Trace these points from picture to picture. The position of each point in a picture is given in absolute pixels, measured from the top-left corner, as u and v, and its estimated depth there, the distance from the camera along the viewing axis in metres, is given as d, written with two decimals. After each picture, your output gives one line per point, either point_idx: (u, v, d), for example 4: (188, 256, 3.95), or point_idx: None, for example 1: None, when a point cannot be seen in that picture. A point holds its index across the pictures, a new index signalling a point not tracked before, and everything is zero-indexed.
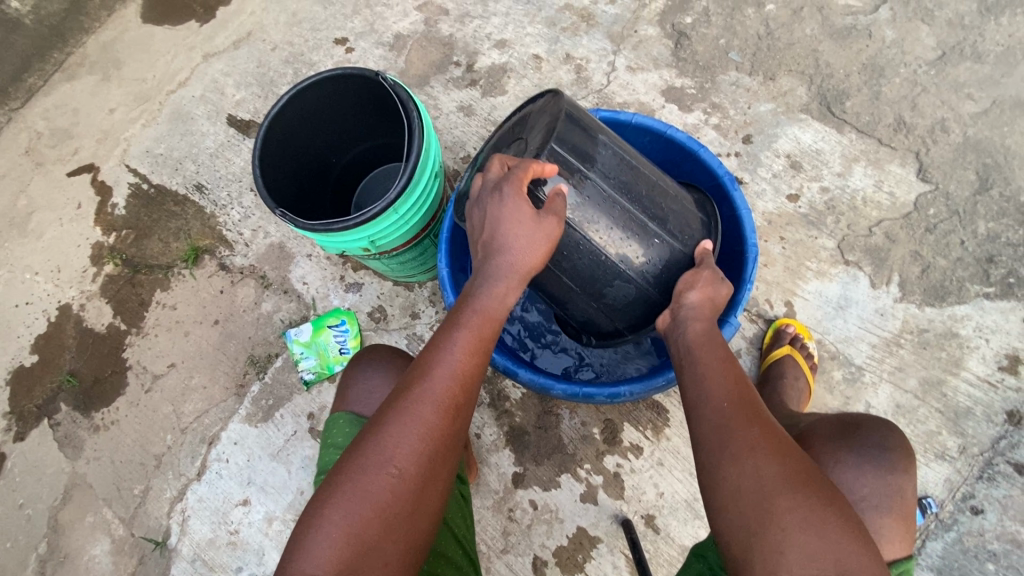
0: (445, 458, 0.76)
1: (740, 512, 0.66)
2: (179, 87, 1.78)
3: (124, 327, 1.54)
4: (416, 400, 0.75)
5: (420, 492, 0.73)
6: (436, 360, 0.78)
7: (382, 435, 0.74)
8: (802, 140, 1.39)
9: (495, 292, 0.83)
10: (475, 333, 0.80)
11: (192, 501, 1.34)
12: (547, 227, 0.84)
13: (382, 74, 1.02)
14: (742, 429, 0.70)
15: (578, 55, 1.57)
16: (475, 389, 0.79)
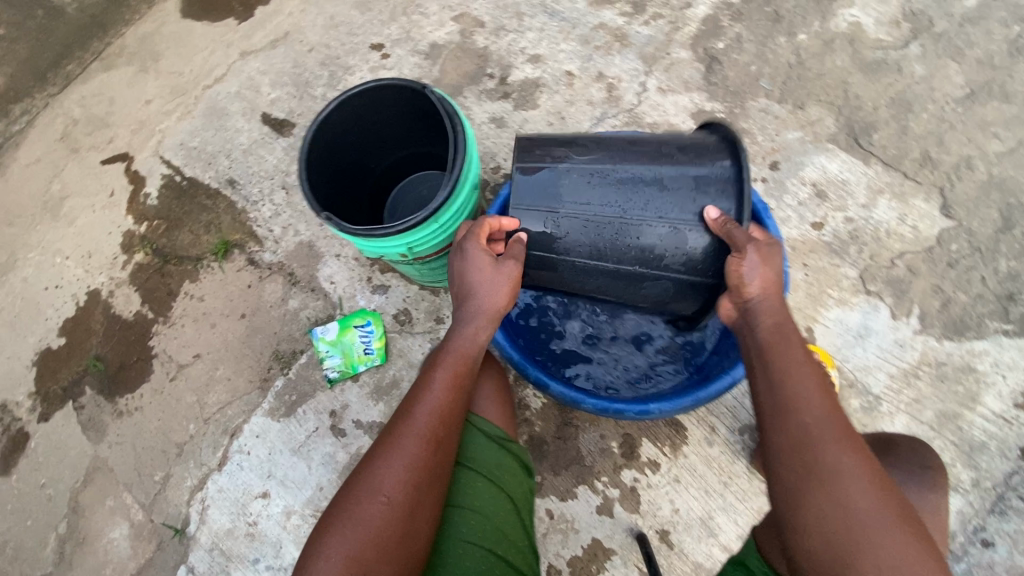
0: (432, 482, 0.84)
1: (828, 537, 0.71)
2: (215, 83, 1.81)
3: (151, 316, 1.56)
4: (403, 433, 0.85)
5: (408, 515, 0.81)
6: (420, 397, 0.89)
7: (375, 466, 0.83)
8: (828, 169, 1.41)
9: (467, 334, 0.95)
10: (452, 372, 0.91)
11: (212, 490, 1.37)
12: (506, 272, 0.96)
13: (429, 87, 1.05)
14: (833, 455, 0.73)
15: (610, 74, 1.60)
16: (454, 421, 0.88)
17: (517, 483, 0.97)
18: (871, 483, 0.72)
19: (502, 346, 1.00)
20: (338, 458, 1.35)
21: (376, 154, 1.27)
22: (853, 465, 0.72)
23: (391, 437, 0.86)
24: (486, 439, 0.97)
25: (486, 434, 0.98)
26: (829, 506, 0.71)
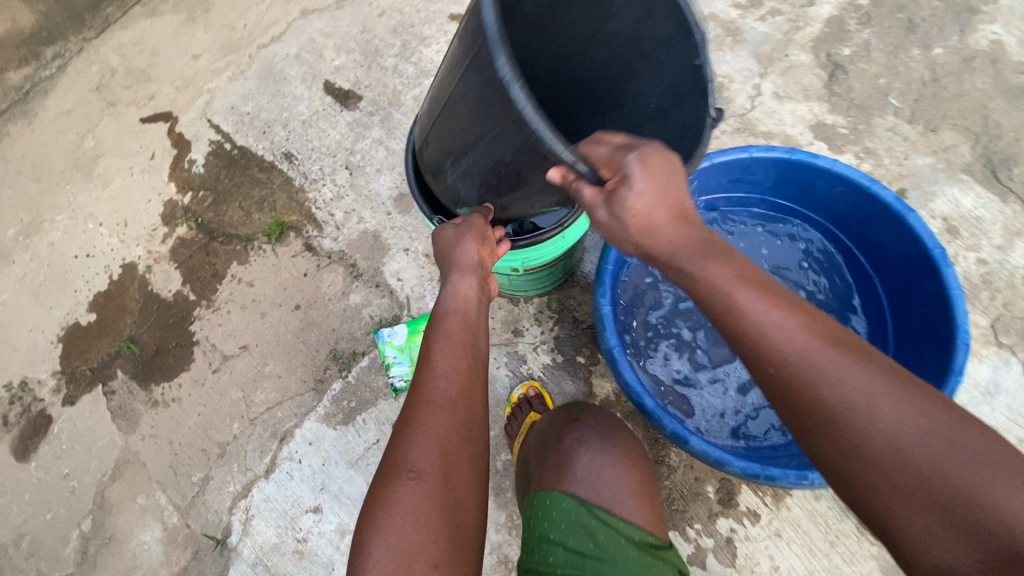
0: (463, 441, 0.67)
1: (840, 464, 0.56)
2: (272, 42, 1.62)
3: (193, 298, 1.42)
4: (414, 402, 0.71)
5: (446, 480, 0.64)
6: (424, 363, 0.76)
7: (394, 445, 0.68)
8: (961, 204, 1.28)
9: (450, 294, 0.86)
10: (449, 330, 0.80)
11: (257, 499, 1.25)
12: (469, 224, 0.89)
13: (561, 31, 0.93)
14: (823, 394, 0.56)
15: (720, 73, 1.44)
16: (468, 374, 0.74)
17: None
18: (891, 402, 0.53)
19: (634, 388, 0.87)
20: None
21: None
22: (862, 389, 0.55)
23: (405, 413, 0.71)
24: (636, 554, 0.76)
25: (634, 544, 0.77)
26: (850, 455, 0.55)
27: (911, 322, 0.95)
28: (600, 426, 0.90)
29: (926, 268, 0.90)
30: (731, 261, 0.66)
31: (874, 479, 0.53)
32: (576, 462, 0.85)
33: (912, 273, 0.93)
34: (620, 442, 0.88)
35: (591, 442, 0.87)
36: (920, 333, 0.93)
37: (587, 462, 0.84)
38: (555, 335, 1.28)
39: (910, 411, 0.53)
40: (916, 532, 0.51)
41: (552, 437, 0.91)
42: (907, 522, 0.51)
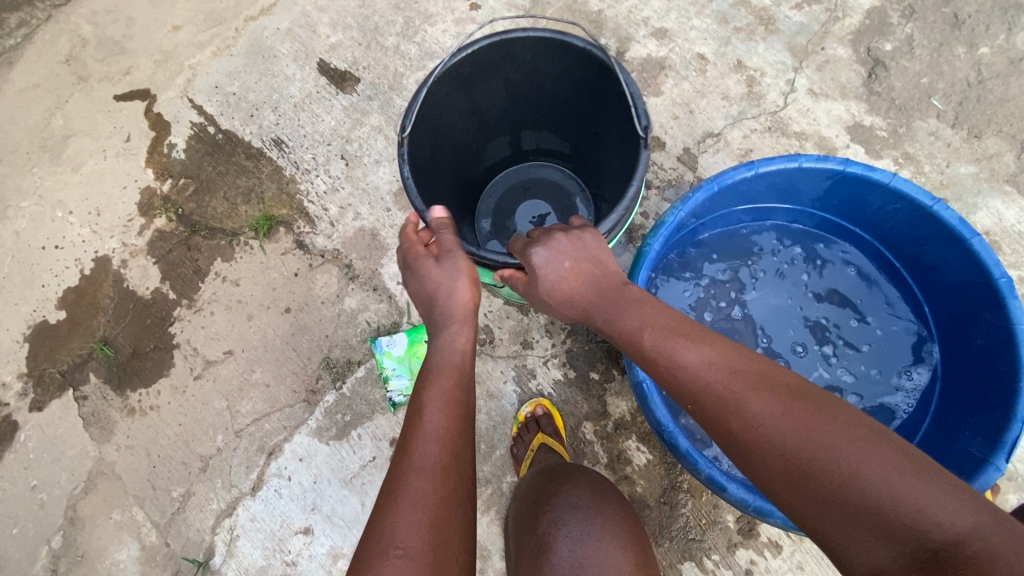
0: (453, 513, 0.60)
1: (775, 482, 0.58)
2: (261, 14, 1.48)
3: (173, 297, 1.30)
4: (400, 467, 0.63)
5: (437, 560, 0.56)
6: (412, 419, 0.68)
7: (378, 517, 0.59)
8: (1004, 217, 1.20)
9: (444, 343, 0.78)
10: (442, 383, 0.72)
11: (243, 518, 1.16)
12: (454, 264, 0.81)
13: (545, 79, 0.91)
14: (732, 423, 0.61)
15: (751, 65, 1.33)
16: (464, 437, 0.66)
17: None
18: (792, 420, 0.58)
19: (666, 427, 0.81)
20: None
21: (513, 171, 1.14)
22: (767, 413, 0.59)
23: (391, 479, 0.62)
24: None
25: None
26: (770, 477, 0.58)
27: (965, 355, 0.88)
28: (584, 499, 0.79)
29: (988, 299, 0.82)
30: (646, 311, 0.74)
31: (793, 495, 0.56)
32: (558, 552, 0.74)
33: (972, 305, 0.85)
34: (609, 521, 0.77)
35: (572, 526, 0.75)
36: (977, 369, 0.85)
37: (568, 554, 0.73)
38: (567, 349, 1.18)
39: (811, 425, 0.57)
40: (839, 539, 0.53)
41: (531, 516, 0.81)
42: (832, 531, 0.54)
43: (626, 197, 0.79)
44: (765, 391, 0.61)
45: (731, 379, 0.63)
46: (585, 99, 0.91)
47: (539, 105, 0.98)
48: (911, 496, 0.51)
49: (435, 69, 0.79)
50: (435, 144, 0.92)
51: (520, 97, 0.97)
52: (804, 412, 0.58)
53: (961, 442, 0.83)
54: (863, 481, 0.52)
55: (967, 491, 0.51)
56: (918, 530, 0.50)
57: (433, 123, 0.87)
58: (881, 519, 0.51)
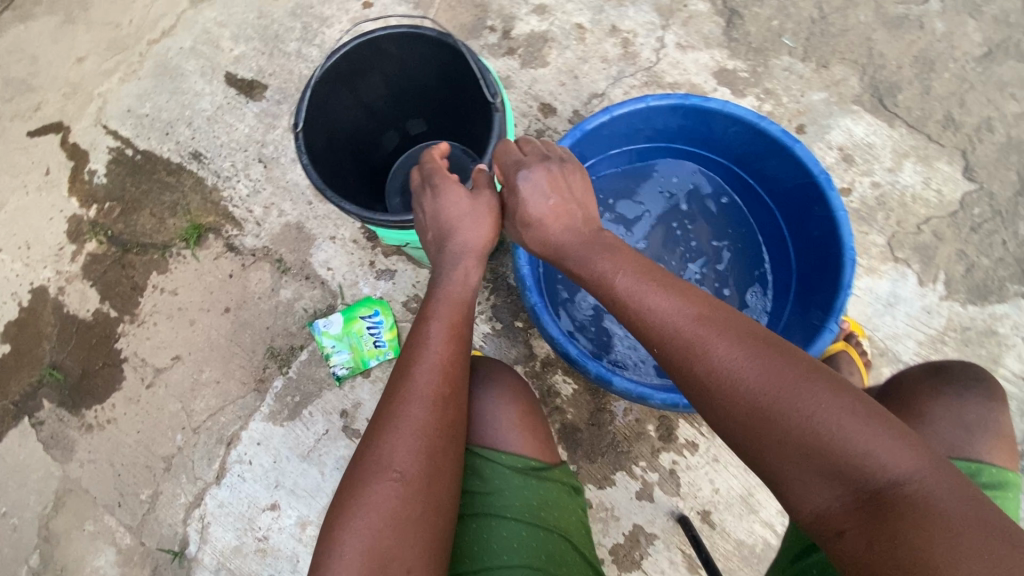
0: (447, 444, 0.72)
1: (736, 422, 0.64)
2: (163, 36, 1.53)
3: (115, 314, 1.36)
4: (398, 403, 0.73)
5: (430, 485, 0.69)
6: (413, 356, 0.77)
7: (378, 441, 0.71)
8: (854, 132, 1.36)
9: (457, 277, 0.86)
10: (444, 317, 0.81)
11: (212, 506, 1.24)
12: (486, 203, 0.89)
13: (418, 70, 0.98)
14: (698, 366, 0.66)
15: (625, 28, 1.46)
16: (460, 377, 0.77)
17: (578, 530, 0.82)
18: (756, 371, 0.62)
19: (557, 339, 0.92)
20: None
21: (412, 151, 1.19)
22: (731, 360, 0.64)
23: (392, 410, 0.73)
24: (520, 480, 0.80)
25: (517, 472, 0.81)
26: (732, 423, 0.64)
27: (806, 248, 1.03)
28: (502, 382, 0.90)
29: (815, 194, 0.97)
30: (616, 257, 0.78)
31: (757, 441, 0.62)
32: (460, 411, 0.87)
33: (804, 202, 1.00)
34: (510, 386, 0.91)
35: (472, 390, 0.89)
36: (814, 258, 1.00)
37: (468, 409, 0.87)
38: (492, 304, 1.30)
39: (774, 372, 0.62)
40: (794, 484, 0.61)
41: None
42: (787, 475, 0.61)
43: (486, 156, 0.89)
44: (731, 340, 0.65)
45: (699, 327, 0.67)
46: (456, 84, 0.99)
47: (419, 97, 1.06)
48: (864, 442, 0.58)
49: (312, 71, 0.85)
50: (331, 139, 0.97)
51: (401, 93, 1.04)
52: (767, 360, 0.63)
53: (809, 317, 0.98)
54: (823, 429, 0.59)
55: (914, 439, 0.59)
56: (869, 474, 0.57)
57: (323, 124, 0.93)
58: (834, 462, 0.58)
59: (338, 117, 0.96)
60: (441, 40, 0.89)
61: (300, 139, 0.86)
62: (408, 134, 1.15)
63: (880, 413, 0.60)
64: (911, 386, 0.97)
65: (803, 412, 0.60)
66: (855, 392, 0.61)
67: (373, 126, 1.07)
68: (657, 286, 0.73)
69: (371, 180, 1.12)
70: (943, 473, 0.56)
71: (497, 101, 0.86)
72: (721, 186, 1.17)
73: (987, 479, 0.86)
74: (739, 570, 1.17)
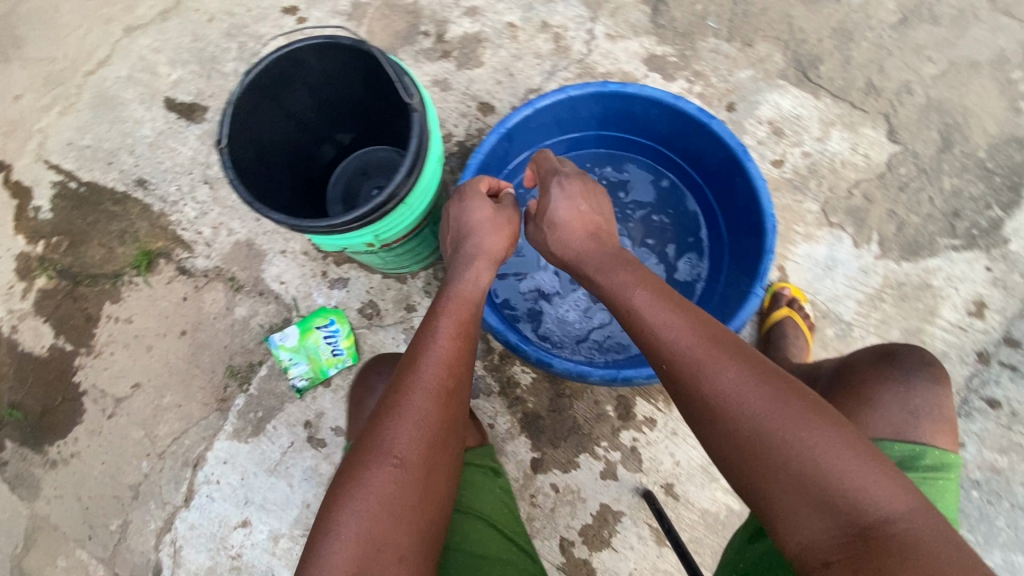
0: (445, 439, 0.74)
1: (734, 441, 0.66)
2: (99, 67, 1.53)
3: (71, 348, 1.35)
4: (404, 394, 0.75)
5: (426, 477, 0.71)
6: (423, 353, 0.79)
7: (379, 429, 0.72)
8: (782, 106, 1.41)
9: (466, 279, 0.90)
10: (453, 315, 0.84)
11: (182, 529, 1.24)
12: (506, 216, 0.99)
13: (342, 79, 1.00)
14: (704, 384, 0.68)
15: (555, 23, 1.49)
16: (463, 374, 0.79)
17: (499, 509, 0.89)
18: (762, 394, 0.65)
19: (497, 328, 0.96)
20: (321, 470, 1.25)
21: (349, 158, 1.21)
22: (740, 384, 0.67)
23: (395, 400, 0.74)
24: None
25: None
26: (731, 444, 0.66)
27: (734, 220, 1.08)
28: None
29: (735, 166, 1.00)
30: (636, 276, 0.84)
31: (754, 463, 0.64)
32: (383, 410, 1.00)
33: (727, 174, 1.04)
34: None
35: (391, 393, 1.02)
36: (742, 229, 1.05)
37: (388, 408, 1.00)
38: None
39: (777, 397, 0.65)
40: (786, 512, 0.62)
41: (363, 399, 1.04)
42: (780, 500, 0.63)
43: (409, 155, 0.89)
44: (741, 365, 0.68)
45: (711, 350, 0.70)
46: (380, 89, 1.01)
47: (348, 105, 1.07)
48: (858, 477, 0.61)
49: (232, 87, 0.86)
50: (259, 153, 0.98)
51: (329, 103, 1.05)
52: (768, 384, 0.66)
53: (738, 285, 1.03)
54: (818, 457, 0.61)
55: (905, 482, 0.62)
56: (859, 508, 0.60)
57: (248, 138, 0.94)
58: (826, 493, 0.61)
59: (265, 131, 0.97)
60: (356, 47, 0.91)
61: (225, 154, 0.87)
62: (343, 143, 1.17)
63: (877, 452, 0.63)
64: (861, 370, 0.94)
65: (801, 439, 0.62)
66: (854, 430, 0.64)
67: (305, 137, 1.08)
68: (670, 307, 0.77)
69: (309, 191, 1.14)
70: (930, 520, 0.60)
71: (414, 101, 0.88)
72: (654, 166, 1.21)
73: (930, 461, 0.85)
74: (705, 538, 1.20)
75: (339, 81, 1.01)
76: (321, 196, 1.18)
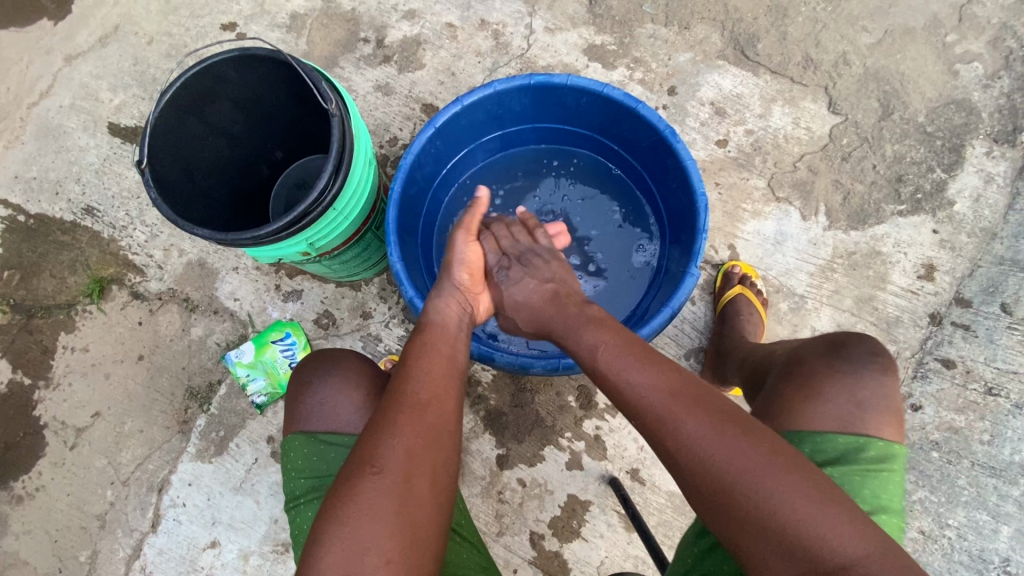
0: (428, 447, 0.72)
1: (704, 491, 0.65)
2: (41, 97, 1.52)
3: (29, 382, 1.34)
4: (388, 411, 0.75)
5: (407, 485, 0.69)
6: (407, 370, 0.79)
7: (365, 440, 0.73)
8: (723, 86, 1.42)
9: (443, 307, 0.90)
10: (434, 339, 0.85)
11: (151, 554, 1.23)
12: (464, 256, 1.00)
13: (266, 90, 1.00)
14: (668, 439, 0.68)
15: (493, 20, 1.49)
16: (451, 391, 0.79)
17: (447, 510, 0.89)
18: (725, 445, 0.64)
19: None
20: None
21: (289, 170, 1.20)
22: (701, 435, 0.66)
23: (383, 412, 0.75)
24: None
25: None
26: (697, 491, 0.66)
27: (673, 203, 1.08)
28: (347, 373, 0.99)
29: (666, 148, 1.01)
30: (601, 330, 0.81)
31: (722, 510, 0.64)
32: (317, 402, 0.97)
33: (661, 157, 1.05)
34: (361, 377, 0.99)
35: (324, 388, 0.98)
36: (678, 212, 1.06)
37: (323, 403, 0.96)
38: (402, 307, 1.32)
39: (741, 450, 0.64)
40: (753, 558, 0.62)
41: (301, 386, 1.00)
42: (749, 548, 0.62)
43: (330, 161, 0.89)
44: (703, 413, 0.67)
45: (673, 399, 0.69)
46: (306, 98, 1.01)
47: (278, 117, 1.07)
48: (822, 527, 0.60)
49: (149, 106, 0.86)
50: (186, 170, 0.98)
51: (258, 116, 1.05)
52: (731, 435, 0.65)
53: (677, 267, 1.04)
54: (782, 508, 0.61)
55: (870, 526, 0.61)
56: (823, 557, 0.59)
57: (172, 156, 0.94)
58: (792, 544, 0.60)
59: (191, 147, 0.97)
60: (274, 57, 0.91)
61: (147, 174, 0.86)
62: (279, 155, 1.16)
63: (843, 498, 0.62)
64: (807, 360, 0.86)
65: (765, 491, 0.62)
66: (821, 477, 0.63)
67: (236, 151, 1.07)
68: (636, 356, 0.75)
69: (248, 205, 1.13)
70: (892, 563, 0.59)
71: (332, 107, 0.88)
72: (594, 154, 1.21)
73: (874, 453, 0.78)
74: (673, 521, 1.20)
75: (265, 92, 1.00)
76: (262, 209, 1.17)
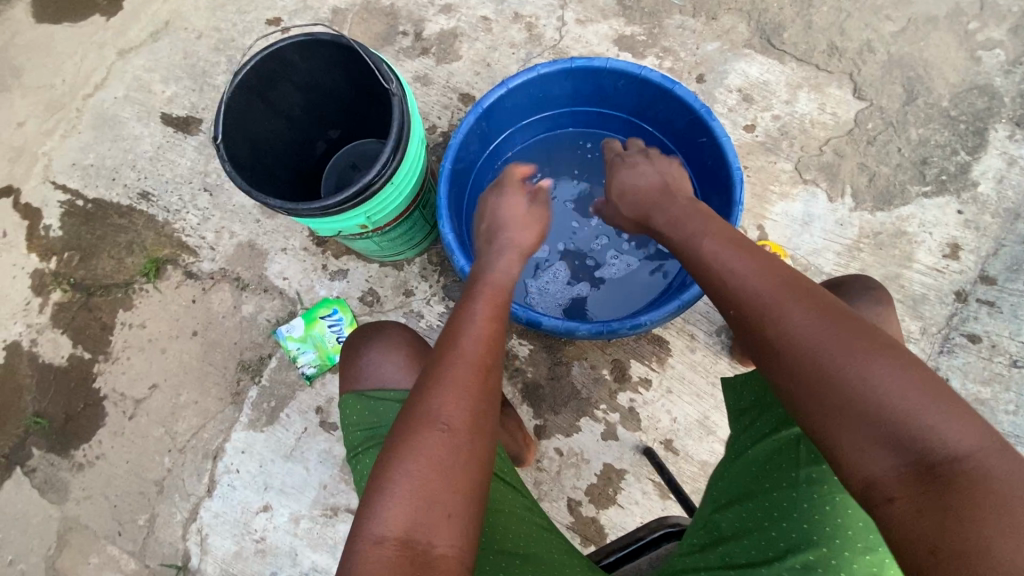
0: (486, 408, 0.77)
1: (800, 380, 0.68)
2: (97, 89, 1.60)
3: (89, 356, 1.42)
4: (448, 361, 0.78)
5: (470, 443, 0.73)
6: (460, 326, 0.83)
7: (426, 395, 0.76)
8: (750, 74, 1.47)
9: (501, 267, 0.95)
10: (489, 299, 0.88)
11: (207, 518, 1.30)
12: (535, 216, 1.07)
13: (325, 72, 1.06)
14: (770, 329, 0.71)
15: (527, 13, 1.55)
16: (500, 351, 0.83)
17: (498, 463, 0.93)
18: (827, 335, 0.67)
19: None
20: (335, 452, 1.31)
21: (339, 153, 1.27)
22: (803, 324, 0.69)
23: (441, 368, 0.78)
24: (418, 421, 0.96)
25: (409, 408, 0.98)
26: (797, 380, 0.68)
27: (705, 178, 1.14)
28: (391, 339, 1.05)
29: (701, 126, 1.07)
30: (711, 225, 0.88)
31: (819, 399, 0.66)
32: (368, 364, 1.03)
33: (695, 136, 1.11)
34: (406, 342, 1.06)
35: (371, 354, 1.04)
36: (712, 187, 1.12)
37: (375, 366, 1.03)
38: (442, 285, 1.38)
39: (842, 341, 0.66)
40: (850, 449, 0.64)
41: (352, 352, 1.06)
42: (845, 438, 0.65)
43: (391, 139, 0.95)
44: (807, 307, 0.70)
45: (778, 293, 0.73)
46: (362, 80, 1.08)
47: (334, 100, 1.14)
48: (928, 417, 0.61)
49: (224, 87, 0.93)
50: (252, 148, 1.05)
51: (316, 99, 1.12)
52: (834, 326, 0.68)
53: None
54: (885, 397, 0.63)
55: (983, 425, 0.61)
56: (929, 447, 0.60)
57: (241, 136, 1.00)
58: (894, 433, 0.62)
59: (256, 127, 1.04)
60: (338, 42, 0.97)
61: (221, 150, 0.93)
62: (330, 138, 1.23)
63: (953, 397, 0.62)
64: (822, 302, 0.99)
65: (869, 378, 0.64)
66: (931, 374, 0.64)
67: (294, 133, 1.14)
68: (740, 251, 0.80)
69: (303, 184, 1.20)
70: (1005, 456, 0.59)
71: (394, 87, 0.94)
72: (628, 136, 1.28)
73: None
74: None
75: (324, 76, 1.07)
76: (314, 188, 1.25)
